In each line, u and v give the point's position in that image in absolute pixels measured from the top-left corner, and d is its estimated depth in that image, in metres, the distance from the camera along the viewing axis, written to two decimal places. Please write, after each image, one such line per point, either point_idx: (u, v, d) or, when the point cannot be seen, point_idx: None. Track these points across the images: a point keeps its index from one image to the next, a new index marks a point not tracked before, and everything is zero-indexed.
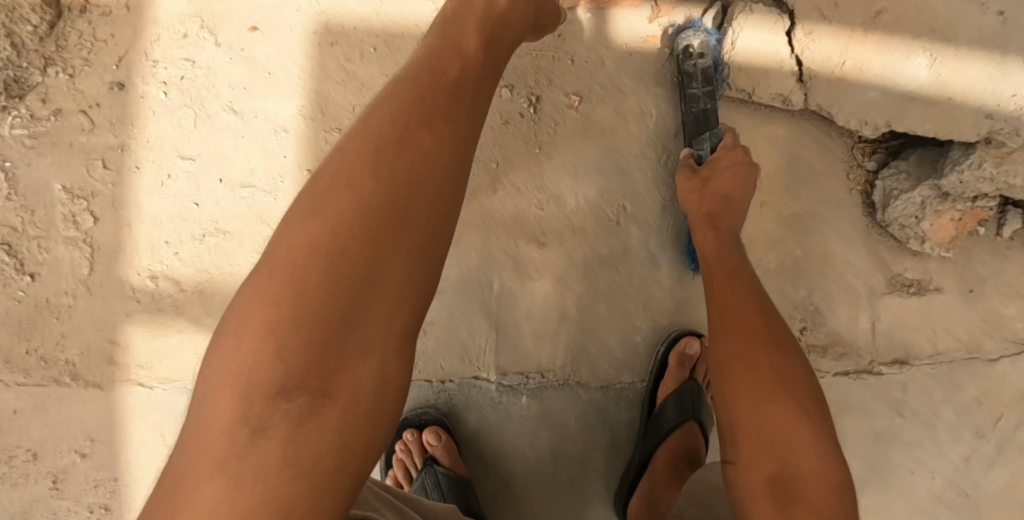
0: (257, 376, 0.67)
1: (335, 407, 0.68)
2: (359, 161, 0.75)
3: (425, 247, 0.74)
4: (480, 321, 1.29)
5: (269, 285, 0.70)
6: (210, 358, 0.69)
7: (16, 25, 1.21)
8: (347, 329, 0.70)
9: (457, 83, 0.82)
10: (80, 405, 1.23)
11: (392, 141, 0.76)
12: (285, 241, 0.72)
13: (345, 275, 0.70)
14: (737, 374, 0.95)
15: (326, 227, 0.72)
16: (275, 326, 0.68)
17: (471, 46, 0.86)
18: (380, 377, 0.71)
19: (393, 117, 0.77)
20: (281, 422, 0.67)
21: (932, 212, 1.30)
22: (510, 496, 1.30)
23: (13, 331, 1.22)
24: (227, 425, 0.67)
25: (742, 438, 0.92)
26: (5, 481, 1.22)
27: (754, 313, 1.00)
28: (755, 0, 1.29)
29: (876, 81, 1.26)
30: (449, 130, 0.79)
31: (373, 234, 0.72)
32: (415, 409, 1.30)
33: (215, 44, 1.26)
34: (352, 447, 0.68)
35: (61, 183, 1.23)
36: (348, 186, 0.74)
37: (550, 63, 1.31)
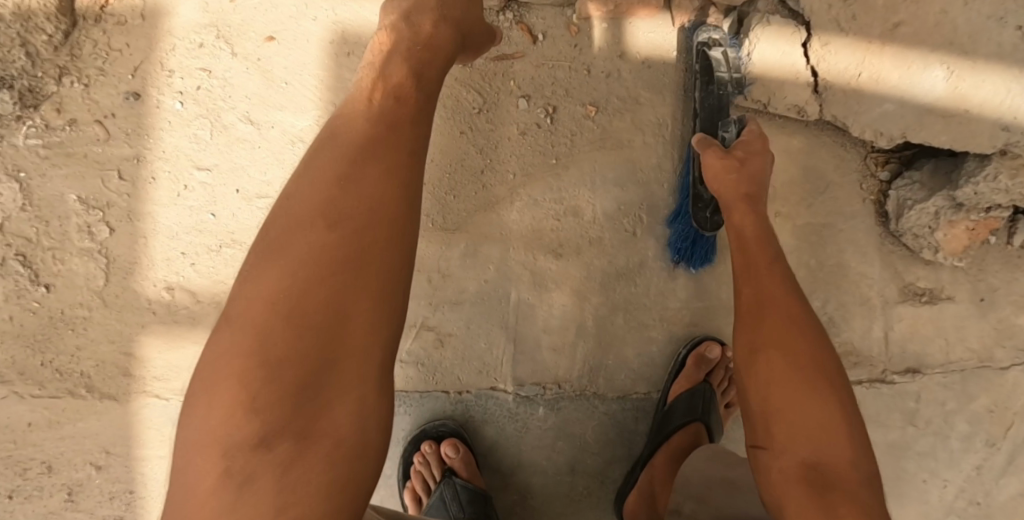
0: (236, 433, 0.78)
1: (319, 445, 0.80)
2: (309, 217, 0.85)
3: (381, 284, 0.84)
4: (498, 333, 1.29)
5: (237, 342, 0.81)
6: (192, 417, 0.80)
7: (31, 34, 1.19)
8: (318, 370, 0.81)
9: (395, 122, 0.91)
10: (95, 418, 1.22)
11: (336, 188, 0.86)
12: (247, 296, 0.83)
13: (310, 322, 0.81)
14: (775, 362, 0.96)
15: (282, 278, 0.82)
16: (248, 379, 0.79)
17: (400, 78, 0.94)
18: (355, 411, 0.82)
19: (333, 166, 0.87)
20: (267, 473, 0.77)
21: (946, 222, 1.30)
22: (527, 507, 1.32)
23: (28, 344, 1.21)
24: (211, 487, 0.77)
25: (778, 425, 0.93)
26: (20, 494, 1.21)
27: (789, 300, 1.01)
28: (772, 10, 1.27)
29: (892, 92, 1.25)
30: (391, 167, 0.88)
31: (330, 283, 0.82)
32: (433, 420, 1.30)
33: (231, 54, 1.25)
34: (341, 480, 0.80)
35: (76, 195, 1.22)
36: (300, 241, 0.84)
37: (500, 81, 1.30)
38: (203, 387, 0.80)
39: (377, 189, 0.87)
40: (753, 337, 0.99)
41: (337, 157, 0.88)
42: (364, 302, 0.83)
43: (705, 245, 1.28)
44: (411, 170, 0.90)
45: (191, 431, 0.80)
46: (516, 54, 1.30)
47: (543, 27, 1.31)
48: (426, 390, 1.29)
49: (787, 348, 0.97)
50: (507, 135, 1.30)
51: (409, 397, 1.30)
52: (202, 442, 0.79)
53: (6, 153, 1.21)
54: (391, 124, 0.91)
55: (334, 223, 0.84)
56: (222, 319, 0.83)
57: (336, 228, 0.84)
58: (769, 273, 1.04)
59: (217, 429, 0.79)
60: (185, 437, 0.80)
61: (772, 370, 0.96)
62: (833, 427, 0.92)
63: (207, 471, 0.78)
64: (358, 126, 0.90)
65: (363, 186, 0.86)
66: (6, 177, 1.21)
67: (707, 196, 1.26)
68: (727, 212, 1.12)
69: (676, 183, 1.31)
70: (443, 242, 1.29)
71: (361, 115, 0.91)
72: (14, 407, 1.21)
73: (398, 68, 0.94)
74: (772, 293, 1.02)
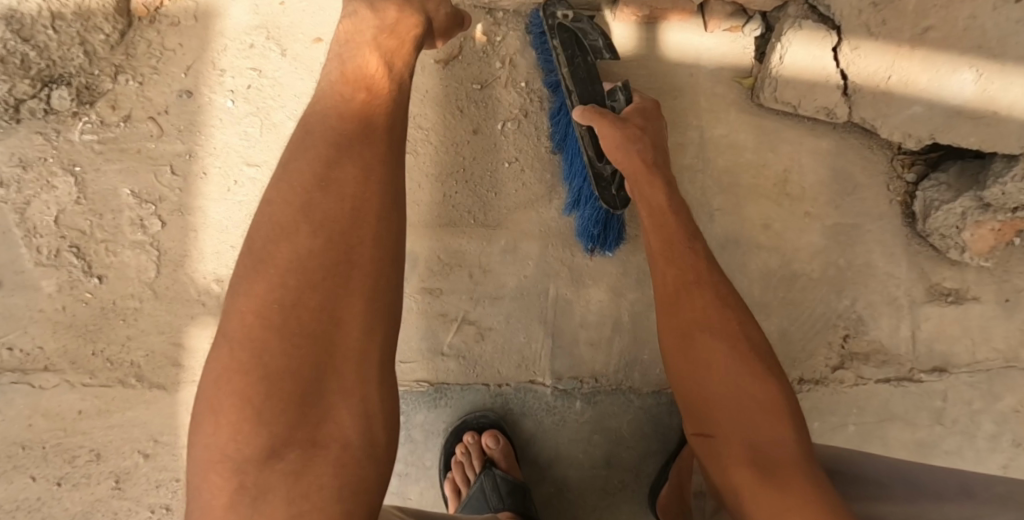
0: (246, 448, 0.81)
1: (326, 450, 0.83)
2: (291, 225, 0.89)
3: (371, 283, 0.88)
4: (538, 328, 1.32)
5: (233, 357, 0.84)
6: (199, 442, 0.83)
7: (90, 33, 1.23)
8: (316, 375, 0.84)
9: (369, 116, 0.96)
10: (144, 406, 1.25)
11: (317, 192, 0.90)
12: (238, 308, 0.86)
13: (303, 328, 0.84)
14: (711, 345, 1.01)
15: (275, 288, 0.86)
16: (246, 393, 0.83)
17: (377, 80, 0.99)
18: (359, 414, 0.85)
19: (309, 171, 0.91)
20: (280, 483, 0.81)
21: (973, 222, 1.32)
22: (563, 500, 1.34)
23: (80, 333, 1.24)
24: (226, 504, 0.80)
25: (721, 414, 0.98)
26: (68, 480, 1.24)
27: (702, 277, 1.06)
28: (804, 15, 1.31)
29: (922, 96, 1.28)
30: (376, 165, 0.93)
31: (320, 288, 0.86)
32: (473, 412, 1.33)
33: (281, 55, 1.29)
34: (353, 483, 0.83)
35: (130, 189, 1.25)
36: (285, 249, 0.87)
37: (488, 92, 1.33)
38: (206, 406, 0.84)
39: (355, 190, 0.91)
40: (683, 325, 1.04)
41: (310, 162, 0.92)
42: (355, 304, 0.87)
43: (617, 224, 1.29)
44: (386, 165, 0.94)
45: (202, 451, 0.82)
46: (513, 60, 1.34)
47: (524, 35, 1.34)
48: (467, 382, 1.32)
49: (718, 333, 1.02)
50: (518, 140, 1.33)
51: (451, 390, 1.32)
52: (212, 461, 0.82)
53: (60, 148, 1.24)
54: (364, 121, 0.96)
55: (316, 228, 0.88)
56: (214, 336, 0.86)
57: (318, 233, 0.88)
58: (685, 251, 1.08)
59: (226, 446, 0.82)
60: (200, 458, 0.83)
61: (711, 357, 1.00)
62: (763, 402, 0.97)
63: (221, 489, 0.81)
64: (331, 127, 0.95)
65: (342, 187, 0.90)
66: (62, 170, 1.24)
67: (609, 174, 1.23)
68: (637, 183, 1.15)
69: (575, 167, 1.29)
70: (483, 239, 1.32)
71: (335, 114, 0.96)
72: (66, 395, 1.24)
73: (367, 58, 0.99)
74: (691, 275, 1.06)
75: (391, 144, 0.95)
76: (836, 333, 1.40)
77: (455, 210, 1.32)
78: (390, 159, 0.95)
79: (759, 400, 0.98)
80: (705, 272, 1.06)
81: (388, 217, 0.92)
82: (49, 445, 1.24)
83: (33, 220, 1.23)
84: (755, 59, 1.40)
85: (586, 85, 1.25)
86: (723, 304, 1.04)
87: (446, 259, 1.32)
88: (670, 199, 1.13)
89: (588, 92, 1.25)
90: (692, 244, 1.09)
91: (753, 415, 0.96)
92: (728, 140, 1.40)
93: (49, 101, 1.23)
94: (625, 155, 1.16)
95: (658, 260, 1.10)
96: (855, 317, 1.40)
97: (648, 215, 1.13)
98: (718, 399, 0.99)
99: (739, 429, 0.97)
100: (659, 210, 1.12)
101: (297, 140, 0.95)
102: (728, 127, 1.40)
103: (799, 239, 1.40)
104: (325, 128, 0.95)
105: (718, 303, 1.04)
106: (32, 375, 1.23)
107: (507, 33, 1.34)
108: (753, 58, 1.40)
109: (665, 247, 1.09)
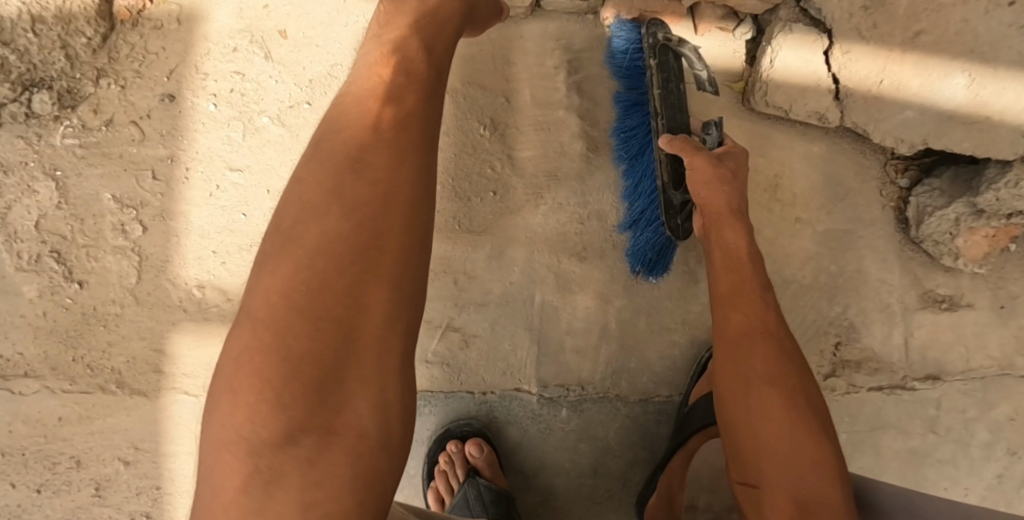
0: (262, 430, 0.80)
1: (341, 438, 0.81)
2: (319, 206, 0.88)
3: (397, 269, 0.87)
4: (523, 335, 1.30)
5: (255, 336, 0.84)
6: (216, 420, 0.82)
7: (72, 37, 1.22)
8: (338, 360, 0.83)
9: (403, 98, 0.94)
10: (124, 413, 1.24)
11: (350, 173, 0.89)
12: (264, 289, 0.85)
13: (326, 313, 0.84)
14: (766, 393, 1.00)
15: (300, 271, 0.85)
16: (267, 374, 0.82)
17: (419, 63, 0.97)
18: (377, 403, 0.83)
19: (344, 155, 0.91)
20: (293, 469, 0.80)
21: (966, 229, 1.30)
22: (550, 509, 1.33)
23: (60, 340, 1.23)
24: (238, 486, 0.79)
25: (767, 461, 0.96)
26: (48, 487, 1.23)
27: (765, 324, 1.06)
28: (794, 19, 1.29)
29: (913, 100, 1.26)
30: (408, 147, 0.92)
31: (346, 273, 0.85)
32: (457, 419, 1.31)
33: (264, 58, 1.28)
34: (366, 473, 0.81)
35: (111, 193, 1.24)
36: (313, 231, 0.87)
37: (494, 90, 1.32)
38: (225, 386, 0.83)
39: (385, 175, 0.89)
40: (740, 368, 1.03)
41: (344, 144, 0.92)
42: (380, 292, 0.85)
43: (672, 251, 1.29)
44: (420, 151, 0.92)
45: (217, 430, 0.82)
46: (519, 58, 1.33)
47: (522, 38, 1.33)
48: (452, 389, 1.31)
49: (774, 380, 1.01)
50: (521, 141, 1.32)
51: (435, 397, 1.31)
52: (228, 442, 0.81)
53: (42, 152, 1.23)
54: (399, 101, 0.94)
55: (346, 210, 0.87)
56: (238, 314, 0.86)
57: (348, 217, 0.87)
58: (753, 298, 1.08)
59: (242, 427, 0.81)
60: (215, 437, 0.82)
61: (766, 404, 0.99)
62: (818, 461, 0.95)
63: (235, 469, 0.80)
64: (365, 109, 0.94)
65: (373, 170, 0.89)
66: (43, 175, 1.23)
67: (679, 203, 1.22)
68: (717, 228, 1.14)
69: (640, 189, 1.29)
70: (469, 245, 1.31)
71: (370, 97, 0.94)
72: (46, 402, 1.23)
73: (408, 40, 0.98)
74: (760, 323, 1.06)
75: (427, 131, 0.94)
76: (828, 341, 1.39)
77: (445, 211, 1.31)
78: (423, 146, 0.93)
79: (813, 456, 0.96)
80: (770, 321, 1.06)
81: (420, 206, 0.90)
82: (29, 452, 1.23)
83: (14, 225, 1.22)
84: (746, 63, 1.39)
85: (675, 111, 1.24)
86: (783, 355, 1.03)
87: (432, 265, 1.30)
88: (747, 244, 1.13)
89: (676, 119, 1.23)
90: (764, 295, 1.09)
91: (805, 474, 0.94)
92: None
93: (31, 105, 1.22)
94: (713, 194, 1.14)
95: (720, 302, 1.10)
96: (847, 324, 1.38)
97: (721, 254, 1.13)
98: (769, 444, 0.97)
99: (786, 475, 0.95)
100: (732, 252, 1.12)
101: (332, 122, 0.95)
102: None
103: (790, 245, 1.39)
104: (360, 111, 0.94)
105: (780, 355, 1.03)
106: (11, 381, 1.23)
107: (508, 34, 1.33)
108: (744, 62, 1.39)
109: (731, 294, 1.09)
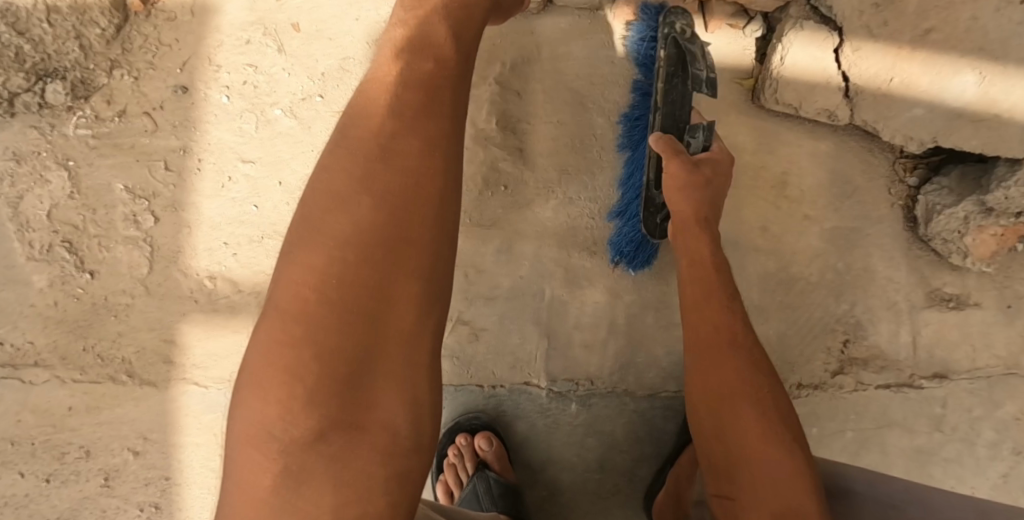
0: (292, 428, 0.81)
1: (373, 436, 0.83)
2: (346, 195, 0.87)
3: (426, 263, 0.87)
4: (532, 329, 1.31)
5: (282, 331, 0.83)
6: (246, 417, 0.83)
7: (85, 27, 1.22)
8: (369, 356, 0.84)
9: (434, 84, 0.91)
10: (133, 403, 1.24)
11: (379, 160, 0.88)
12: (292, 280, 0.85)
13: (357, 307, 0.84)
14: (736, 406, 1.01)
15: (329, 263, 0.84)
16: (296, 370, 0.82)
17: (445, 46, 0.94)
18: (407, 401, 0.85)
19: (371, 142, 0.89)
20: (322, 467, 0.82)
21: (974, 227, 1.30)
22: (557, 504, 1.33)
23: (71, 329, 1.23)
24: (268, 485, 0.81)
25: (743, 474, 0.97)
26: (56, 477, 1.23)
27: (732, 331, 1.06)
28: (805, 17, 1.30)
29: (923, 98, 1.27)
30: (435, 133, 0.89)
31: (377, 266, 0.84)
32: (466, 413, 1.32)
33: (278, 51, 1.28)
34: (396, 470, 0.84)
35: (124, 184, 1.25)
36: (342, 220, 0.86)
37: (505, 84, 1.32)
38: (252, 381, 0.83)
39: (415, 164, 0.88)
40: (709, 380, 1.04)
41: (372, 128, 0.89)
42: (411, 286, 0.86)
43: (651, 249, 1.28)
44: (449, 140, 0.91)
45: (245, 428, 0.83)
46: (530, 53, 1.33)
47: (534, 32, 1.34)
48: (460, 383, 1.31)
49: (743, 391, 1.02)
50: (532, 135, 1.33)
51: (444, 391, 1.32)
52: (256, 439, 0.82)
53: (55, 142, 1.24)
54: (427, 86, 0.91)
55: (375, 201, 0.86)
56: (264, 305, 0.85)
57: (378, 208, 0.86)
58: (719, 307, 1.08)
59: (272, 425, 0.82)
60: (243, 433, 0.83)
61: (738, 417, 1.00)
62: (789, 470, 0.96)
63: (264, 466, 0.81)
64: (391, 93, 0.91)
65: (402, 159, 0.88)
66: (56, 164, 1.23)
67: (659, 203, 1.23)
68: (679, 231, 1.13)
69: (632, 181, 1.29)
70: (479, 239, 1.31)
71: (397, 78, 0.91)
72: (55, 392, 1.23)
73: (437, 27, 0.95)
74: (723, 331, 1.06)
75: (457, 114, 0.92)
76: (835, 338, 1.39)
77: None
78: (453, 131, 0.91)
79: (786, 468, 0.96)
80: (737, 329, 1.06)
81: (448, 197, 0.89)
82: (39, 441, 1.23)
83: (26, 214, 1.23)
84: (756, 60, 1.39)
85: (675, 108, 1.21)
86: (754, 365, 1.04)
87: None
88: (712, 252, 1.11)
89: (675, 115, 1.21)
90: (732, 305, 1.08)
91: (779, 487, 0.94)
92: (726, 142, 1.39)
93: (44, 95, 1.22)
94: (680, 200, 1.12)
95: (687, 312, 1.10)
96: (854, 322, 1.39)
97: (688, 265, 1.11)
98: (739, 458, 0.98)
99: (760, 490, 0.95)
100: (696, 260, 1.11)
101: (359, 103, 0.92)
102: (728, 128, 1.39)
103: (798, 242, 1.39)
104: (386, 92, 0.91)
105: (748, 366, 1.04)
106: (21, 370, 1.23)
107: (518, 29, 1.33)
108: (754, 59, 1.39)
109: (699, 303, 1.09)
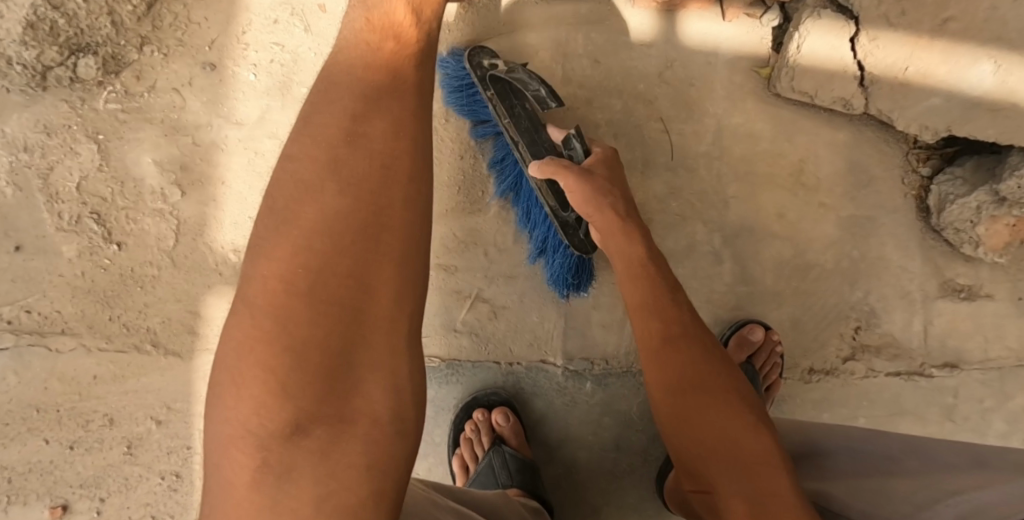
0: (269, 423, 0.83)
1: (354, 426, 0.85)
2: (316, 184, 0.89)
3: (401, 245, 0.89)
4: (550, 308, 1.33)
5: (255, 325, 0.85)
6: (224, 415, 0.84)
7: (118, 4, 1.22)
8: (345, 346, 0.85)
9: (397, 67, 0.95)
10: (158, 373, 1.27)
11: (343, 147, 0.91)
12: (263, 274, 0.86)
13: (330, 296, 0.85)
14: (695, 397, 1.03)
15: (296, 255, 0.86)
16: (271, 364, 0.84)
17: (406, 25, 0.96)
18: (388, 388, 0.86)
19: (334, 130, 0.91)
20: (306, 460, 0.83)
21: (988, 217, 1.29)
22: (571, 482, 1.34)
23: (98, 299, 1.26)
24: (248, 482, 0.82)
25: (715, 466, 0.98)
26: (81, 445, 1.26)
27: (679, 322, 1.08)
28: (823, 5, 1.31)
29: (940, 87, 1.27)
30: (400, 111, 0.93)
31: (348, 255, 0.87)
32: (484, 389, 1.34)
33: (304, 31, 1.30)
34: (380, 460, 0.85)
35: (152, 157, 1.27)
36: (310, 208, 0.88)
37: None
38: (228, 378, 0.85)
39: (383, 146, 0.91)
40: (665, 377, 1.05)
41: (336, 115, 0.92)
42: (386, 271, 0.88)
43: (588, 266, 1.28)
44: (417, 121, 0.94)
45: (224, 426, 0.84)
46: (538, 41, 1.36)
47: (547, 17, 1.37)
48: (479, 359, 1.33)
49: (696, 380, 1.04)
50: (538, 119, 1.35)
51: (461, 367, 1.34)
52: (234, 437, 0.83)
53: (85, 116, 1.25)
54: (393, 68, 0.95)
55: (342, 188, 0.89)
56: (237, 301, 0.87)
57: (344, 195, 0.88)
58: (664, 301, 1.09)
59: (249, 422, 0.83)
60: (230, 423, 0.84)
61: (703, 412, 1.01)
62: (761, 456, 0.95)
63: (245, 464, 0.82)
64: (356, 76, 0.94)
65: (370, 142, 0.91)
66: (86, 138, 1.25)
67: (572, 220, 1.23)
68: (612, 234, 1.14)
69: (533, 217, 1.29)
70: (494, 219, 1.33)
71: (375, 57, 0.95)
72: (81, 360, 1.26)
73: (395, 4, 0.95)
74: (669, 326, 1.08)
75: (424, 91, 0.96)
76: (848, 325, 1.41)
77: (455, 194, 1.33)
78: (421, 107, 0.95)
79: (757, 451, 0.96)
80: (683, 317, 1.08)
81: (419, 178, 0.92)
82: (63, 409, 1.25)
83: (56, 186, 1.24)
84: (773, 49, 1.40)
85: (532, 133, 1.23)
86: (709, 355, 1.06)
87: (461, 239, 1.33)
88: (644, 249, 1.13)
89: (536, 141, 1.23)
90: (674, 295, 1.10)
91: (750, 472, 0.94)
92: (744, 129, 1.40)
93: (77, 69, 1.23)
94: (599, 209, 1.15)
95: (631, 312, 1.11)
96: (868, 309, 1.40)
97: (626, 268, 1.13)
98: (711, 449, 0.99)
99: (734, 482, 0.95)
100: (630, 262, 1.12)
101: (321, 92, 0.95)
102: (745, 115, 1.40)
103: (813, 230, 1.41)
104: (352, 77, 0.94)
105: (702, 354, 1.06)
106: (48, 337, 1.25)
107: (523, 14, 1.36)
108: (771, 48, 1.40)
109: (643, 300, 1.10)
